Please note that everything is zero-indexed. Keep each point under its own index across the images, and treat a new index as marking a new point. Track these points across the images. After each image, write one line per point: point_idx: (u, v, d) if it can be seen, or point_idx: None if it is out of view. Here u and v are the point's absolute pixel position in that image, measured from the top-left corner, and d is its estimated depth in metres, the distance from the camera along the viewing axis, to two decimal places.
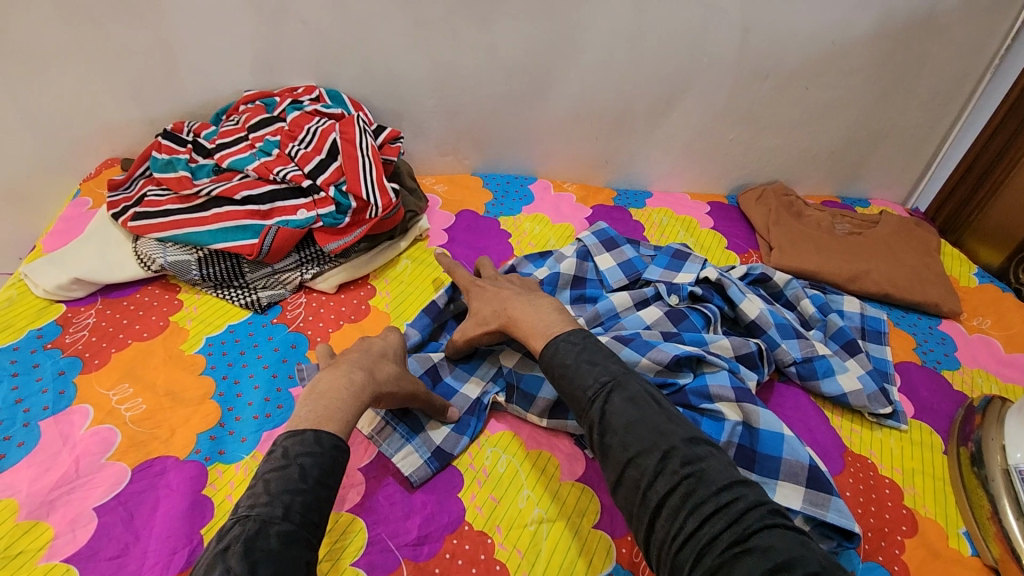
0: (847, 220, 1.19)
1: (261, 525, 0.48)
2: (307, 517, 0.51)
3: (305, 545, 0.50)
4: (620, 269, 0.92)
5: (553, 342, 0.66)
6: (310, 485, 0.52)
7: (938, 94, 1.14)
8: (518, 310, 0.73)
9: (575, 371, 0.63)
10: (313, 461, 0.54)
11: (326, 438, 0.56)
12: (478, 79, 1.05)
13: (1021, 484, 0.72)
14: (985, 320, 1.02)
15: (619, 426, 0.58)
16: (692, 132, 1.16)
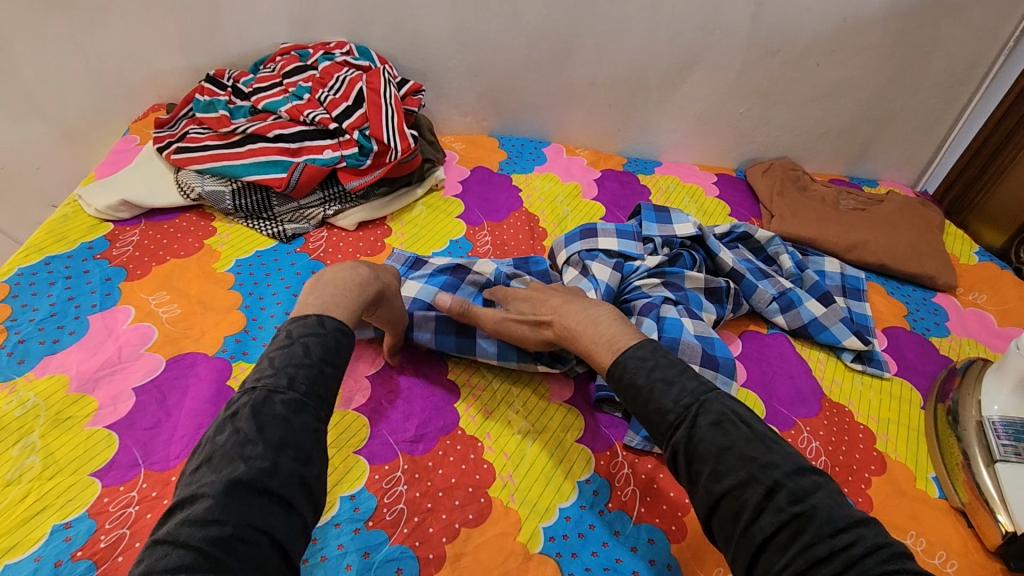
0: (852, 196, 1.22)
1: (266, 395, 0.48)
2: (315, 388, 0.51)
3: (317, 414, 0.50)
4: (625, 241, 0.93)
5: (621, 363, 0.59)
6: (315, 361, 0.52)
7: (951, 76, 1.16)
8: (573, 321, 0.69)
9: (651, 393, 0.55)
10: (315, 340, 0.53)
11: (329, 321, 0.56)
12: (500, 43, 1.11)
13: (993, 434, 0.75)
14: (981, 295, 1.05)
15: (711, 454, 0.50)
16: (703, 105, 1.20)
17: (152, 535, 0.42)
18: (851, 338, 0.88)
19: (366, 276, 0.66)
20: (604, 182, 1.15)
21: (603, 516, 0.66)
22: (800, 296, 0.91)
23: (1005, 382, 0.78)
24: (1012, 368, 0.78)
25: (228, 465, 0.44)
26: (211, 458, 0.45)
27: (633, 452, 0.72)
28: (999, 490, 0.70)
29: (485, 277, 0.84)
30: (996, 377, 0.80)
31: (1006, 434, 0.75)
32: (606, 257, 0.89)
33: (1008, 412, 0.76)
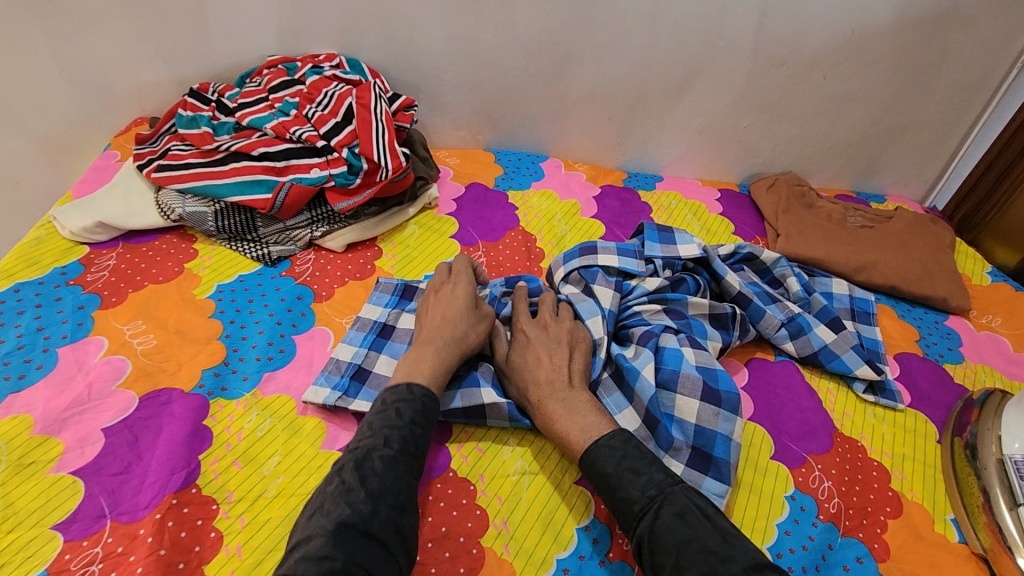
0: (860, 213, 1.18)
1: (367, 452, 0.56)
2: (408, 446, 0.58)
3: (410, 468, 0.57)
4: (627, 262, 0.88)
5: (591, 450, 0.63)
6: (406, 423, 0.60)
7: (962, 88, 1.12)
8: (554, 405, 0.68)
9: (618, 482, 0.59)
10: (406, 405, 0.61)
11: (416, 387, 0.63)
12: (496, 55, 1.07)
13: (1015, 475, 0.71)
14: (995, 318, 1.01)
15: (672, 545, 0.53)
16: (706, 118, 1.16)
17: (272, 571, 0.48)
18: (864, 367, 0.84)
19: (457, 352, 0.70)
20: (603, 200, 1.11)
21: (604, 567, 0.61)
22: (810, 321, 0.87)
23: None
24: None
25: (335, 509, 0.52)
26: (321, 506, 0.53)
27: None
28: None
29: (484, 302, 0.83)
30: (1018, 413, 0.76)
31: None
32: (605, 278, 0.86)
33: None
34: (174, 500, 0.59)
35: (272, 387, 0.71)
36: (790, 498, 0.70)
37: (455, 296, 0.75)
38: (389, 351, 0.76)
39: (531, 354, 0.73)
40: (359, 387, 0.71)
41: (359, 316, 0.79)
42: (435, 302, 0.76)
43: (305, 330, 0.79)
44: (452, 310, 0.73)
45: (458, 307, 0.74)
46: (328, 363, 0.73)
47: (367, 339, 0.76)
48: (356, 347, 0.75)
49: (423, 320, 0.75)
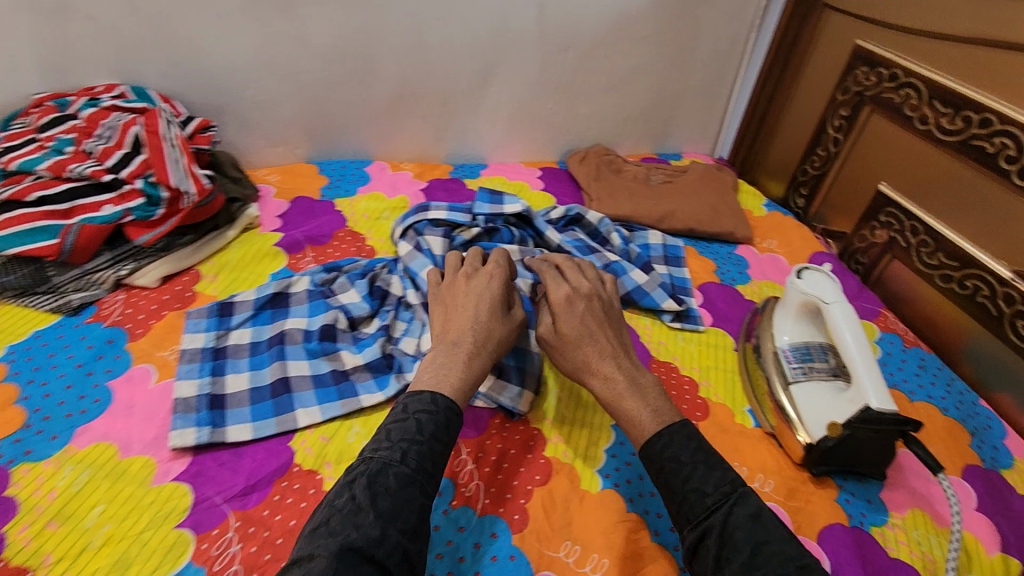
0: (660, 171, 1.34)
1: (382, 466, 0.55)
2: (424, 464, 0.57)
3: (423, 488, 0.56)
4: (453, 214, 0.94)
5: (669, 431, 0.62)
6: (426, 438, 0.59)
7: (719, 54, 1.30)
8: (611, 372, 0.69)
9: (692, 471, 0.58)
10: (427, 418, 0.60)
11: (441, 399, 0.62)
12: (295, 66, 1.07)
13: (786, 361, 0.83)
14: (773, 241, 1.19)
15: (748, 543, 0.52)
16: (514, 104, 1.24)
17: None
18: (668, 300, 0.96)
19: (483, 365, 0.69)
20: (430, 192, 1.15)
21: (448, 515, 0.66)
22: (623, 267, 0.99)
23: (789, 315, 0.87)
24: (791, 299, 0.87)
25: (343, 531, 0.50)
26: (328, 521, 0.51)
27: (476, 448, 0.73)
28: (798, 409, 0.78)
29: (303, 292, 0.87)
30: (783, 313, 0.89)
31: (794, 356, 0.83)
32: (434, 228, 0.92)
33: (795, 340, 0.85)
34: None
35: (88, 438, 0.67)
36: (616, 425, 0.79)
37: (490, 287, 0.75)
38: (233, 369, 0.77)
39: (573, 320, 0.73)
40: (223, 414, 0.71)
41: (183, 350, 0.77)
42: (466, 289, 0.76)
43: (121, 372, 0.74)
44: (485, 310, 0.72)
45: (485, 305, 0.73)
46: (175, 405, 0.70)
47: (204, 368, 0.76)
48: (196, 380, 0.74)
49: (451, 309, 0.74)
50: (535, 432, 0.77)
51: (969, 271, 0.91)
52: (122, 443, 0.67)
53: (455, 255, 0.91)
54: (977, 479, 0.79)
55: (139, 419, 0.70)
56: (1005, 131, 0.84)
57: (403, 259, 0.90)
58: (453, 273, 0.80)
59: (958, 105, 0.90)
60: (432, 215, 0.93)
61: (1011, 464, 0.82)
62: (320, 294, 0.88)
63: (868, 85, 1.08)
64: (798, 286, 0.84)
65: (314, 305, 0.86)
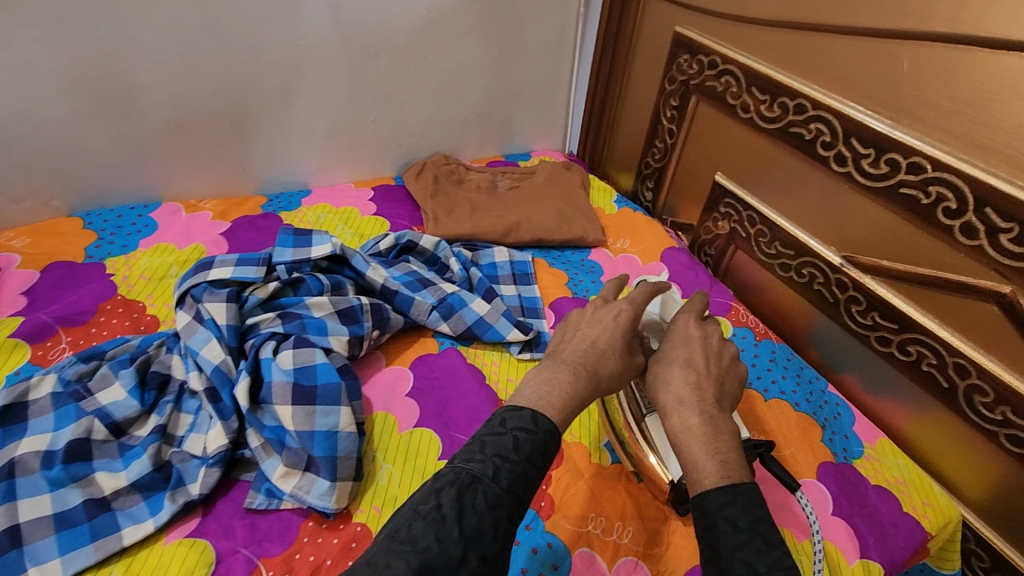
0: (507, 175, 1.24)
1: (472, 479, 0.44)
2: (517, 486, 0.45)
3: (510, 517, 0.44)
4: (244, 268, 0.78)
5: (740, 484, 0.48)
6: (521, 460, 0.46)
7: (548, 46, 1.22)
8: (680, 419, 0.53)
9: (749, 548, 0.44)
10: (527, 438, 0.47)
11: (544, 419, 0.49)
12: (19, 101, 0.84)
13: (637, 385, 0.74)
14: (625, 241, 1.14)
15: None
16: (327, 119, 1.09)
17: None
18: (514, 330, 0.86)
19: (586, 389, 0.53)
20: (233, 234, 0.97)
21: None
22: (461, 299, 0.88)
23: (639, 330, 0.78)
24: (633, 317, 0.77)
25: (421, 542, 0.40)
26: (395, 533, 0.41)
27: (281, 567, 0.59)
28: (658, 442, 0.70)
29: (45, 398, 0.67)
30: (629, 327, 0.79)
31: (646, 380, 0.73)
32: (216, 291, 0.75)
33: None
34: None
35: None
36: None
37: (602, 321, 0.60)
38: None
39: (686, 348, 0.59)
40: None
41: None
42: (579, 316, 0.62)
43: None
44: (606, 335, 0.58)
45: (608, 330, 0.59)
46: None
47: None
48: None
49: (569, 328, 0.61)
50: (358, 526, 0.64)
51: (803, 258, 0.90)
52: None
53: (249, 319, 0.76)
54: (831, 477, 0.77)
55: None
56: (819, 116, 0.82)
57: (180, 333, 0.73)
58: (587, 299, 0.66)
59: (773, 91, 0.88)
60: (213, 274, 0.76)
61: (861, 452, 0.82)
62: (71, 396, 0.68)
63: (691, 74, 1.04)
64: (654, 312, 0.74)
65: (61, 413, 0.67)
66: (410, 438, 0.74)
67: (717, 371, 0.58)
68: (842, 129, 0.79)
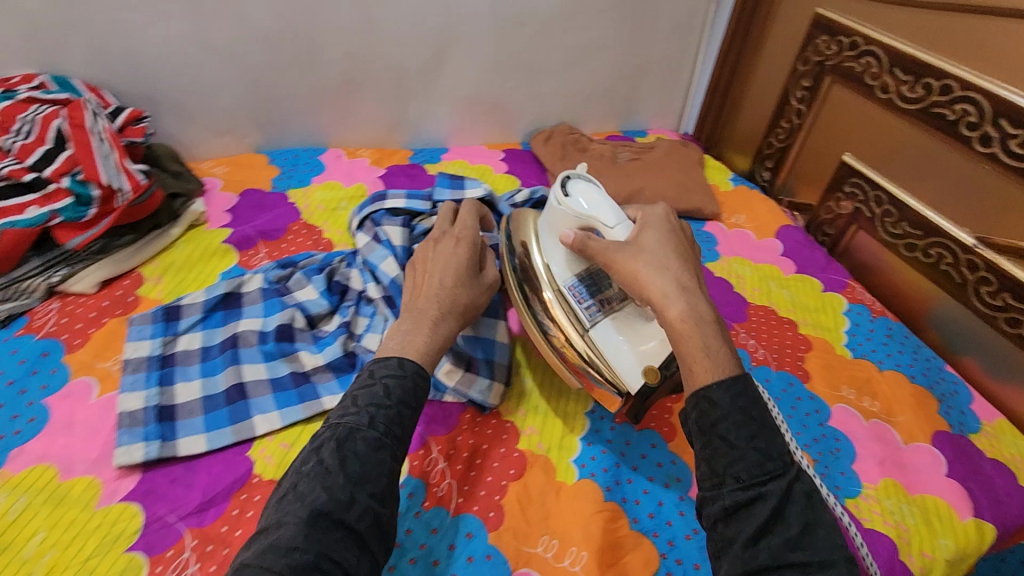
0: (628, 148, 1.31)
1: (349, 433, 0.53)
2: (393, 428, 0.55)
3: (392, 453, 0.54)
4: (413, 202, 0.90)
5: (744, 377, 0.56)
6: (394, 403, 0.57)
7: (679, 26, 1.27)
8: (677, 310, 0.60)
9: (761, 430, 0.53)
10: (396, 383, 0.58)
11: (409, 363, 0.60)
12: (232, 51, 0.99)
13: (574, 301, 0.71)
14: (741, 216, 1.19)
15: (798, 521, 0.49)
16: (472, 84, 1.19)
17: (235, 560, 0.47)
18: None
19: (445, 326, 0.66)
20: (389, 178, 1.11)
21: (419, 517, 0.63)
22: None
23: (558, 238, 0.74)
24: (556, 220, 0.74)
25: (310, 495, 0.49)
26: (297, 484, 0.50)
27: (448, 445, 0.71)
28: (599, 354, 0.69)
29: (255, 291, 0.81)
30: (550, 235, 0.75)
31: (581, 296, 0.72)
32: (391, 217, 0.88)
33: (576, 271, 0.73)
34: None
35: (23, 461, 0.62)
36: (590, 412, 0.77)
37: (456, 253, 0.72)
38: (182, 377, 0.73)
39: (661, 234, 0.67)
40: (173, 426, 0.67)
41: (126, 360, 0.72)
42: (432, 255, 0.72)
43: (59, 388, 0.69)
44: (452, 274, 0.69)
45: (459, 265, 0.70)
46: (119, 419, 0.66)
47: (152, 379, 0.71)
48: (143, 392, 0.69)
49: (418, 272, 0.72)
50: (508, 424, 0.75)
51: (932, 239, 0.92)
52: (64, 463, 0.63)
53: (415, 244, 0.86)
54: (946, 445, 0.80)
55: (81, 438, 0.65)
56: (966, 97, 0.84)
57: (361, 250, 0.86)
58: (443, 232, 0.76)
59: (919, 72, 0.90)
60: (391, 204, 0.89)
61: (978, 428, 0.83)
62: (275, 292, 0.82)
63: (828, 55, 1.07)
64: (570, 208, 0.72)
65: (268, 304, 0.80)
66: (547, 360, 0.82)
67: (686, 249, 0.67)
68: (991, 109, 0.81)
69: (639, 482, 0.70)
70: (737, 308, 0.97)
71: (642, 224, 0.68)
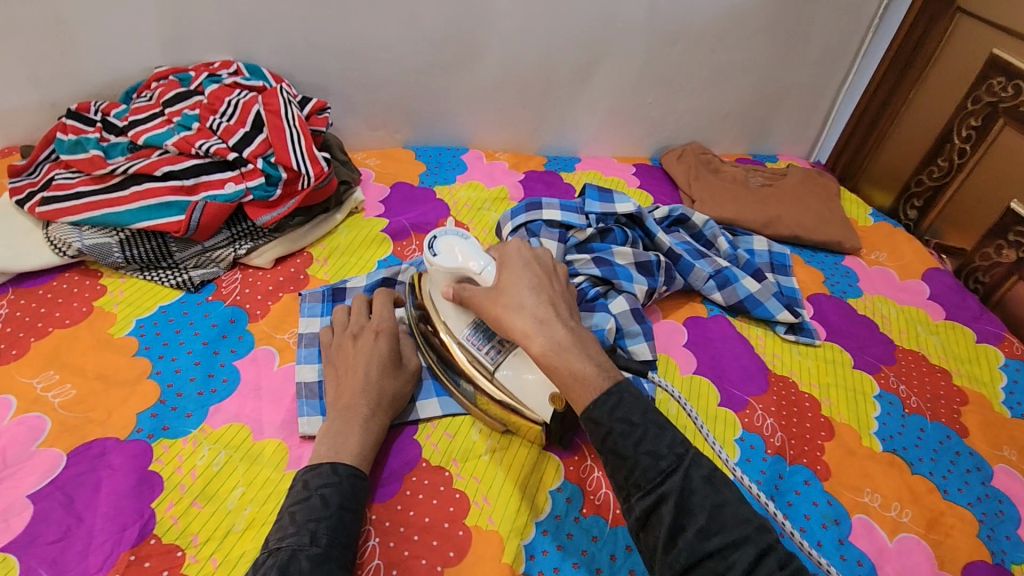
0: (759, 173, 1.27)
1: (291, 554, 0.49)
2: (337, 538, 0.52)
3: (341, 564, 0.51)
4: (567, 216, 0.93)
5: (618, 386, 0.53)
6: (333, 511, 0.54)
7: (830, 52, 1.24)
8: (536, 343, 0.56)
9: (644, 434, 0.50)
10: (333, 490, 0.55)
11: (343, 467, 0.58)
12: (401, 50, 1.04)
13: (473, 347, 0.67)
14: (882, 253, 1.14)
15: (703, 508, 0.47)
16: (613, 97, 1.20)
17: None
18: (784, 312, 0.92)
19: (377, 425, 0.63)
20: (528, 184, 1.13)
21: (580, 522, 0.64)
22: (736, 274, 0.94)
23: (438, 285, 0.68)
24: (435, 278, 0.68)
25: None
26: None
27: None
28: (515, 394, 0.65)
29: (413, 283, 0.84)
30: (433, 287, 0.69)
31: (480, 340, 0.67)
32: (549, 229, 0.91)
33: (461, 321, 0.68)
34: (133, 556, 0.55)
35: (221, 418, 0.67)
36: (739, 440, 0.76)
37: (376, 349, 0.68)
38: None
39: (518, 271, 0.61)
40: None
41: (302, 334, 0.76)
42: (352, 352, 0.68)
43: (246, 353, 0.74)
44: (378, 367, 0.66)
45: (384, 356, 0.68)
46: (299, 390, 0.70)
47: None
48: (317, 366, 0.73)
49: (340, 374, 0.67)
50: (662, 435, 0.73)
51: None
52: (255, 424, 0.67)
53: (568, 257, 0.89)
54: None
55: (269, 403, 0.70)
56: None
57: None
58: (346, 326, 0.72)
59: None
60: (547, 215, 0.92)
61: None
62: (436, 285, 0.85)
63: (1003, 97, 1.03)
64: (440, 266, 0.66)
65: None
66: (691, 382, 0.82)
67: (546, 282, 0.61)
68: None
69: (794, 518, 0.69)
70: (884, 350, 0.94)
71: (501, 264, 0.63)
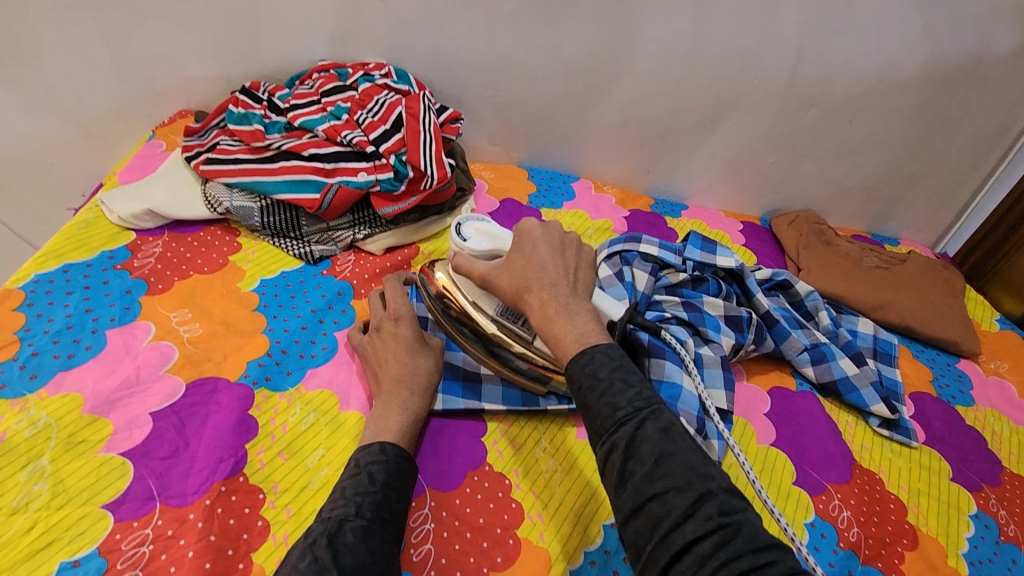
0: (875, 254, 1.20)
1: (339, 525, 0.53)
2: (380, 513, 0.55)
3: (383, 538, 0.54)
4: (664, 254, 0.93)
5: (590, 350, 0.55)
6: (379, 488, 0.57)
7: (979, 142, 1.17)
8: (536, 312, 0.60)
9: (607, 387, 0.51)
10: (379, 467, 0.59)
11: (390, 448, 0.61)
12: (537, 77, 1.10)
13: (510, 324, 0.71)
14: (1003, 364, 1.05)
15: (651, 456, 0.47)
16: (734, 151, 1.19)
17: None
18: (879, 403, 0.87)
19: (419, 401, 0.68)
20: (632, 222, 1.14)
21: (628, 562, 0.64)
22: (834, 352, 0.90)
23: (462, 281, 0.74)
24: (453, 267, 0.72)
25: None
26: None
27: None
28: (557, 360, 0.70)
29: None
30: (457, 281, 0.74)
31: (511, 316, 0.71)
32: (643, 262, 0.91)
33: (490, 302, 0.72)
34: (223, 487, 0.60)
35: (315, 383, 0.73)
36: (810, 524, 0.72)
37: (398, 335, 0.72)
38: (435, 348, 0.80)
39: (531, 254, 0.63)
40: None
41: None
42: (379, 345, 0.72)
43: (346, 326, 0.81)
44: (405, 351, 0.71)
45: (406, 341, 0.71)
46: None
47: None
48: None
49: (376, 366, 0.71)
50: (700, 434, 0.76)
51: None
52: (343, 395, 0.73)
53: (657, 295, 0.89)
54: None
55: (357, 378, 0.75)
56: None
57: (602, 282, 0.88)
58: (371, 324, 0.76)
59: None
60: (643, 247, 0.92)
61: None
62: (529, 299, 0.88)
63: None
64: (469, 249, 0.70)
65: None
66: (766, 453, 0.79)
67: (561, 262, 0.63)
68: None
69: None
70: (990, 469, 0.86)
71: (520, 242, 0.65)
